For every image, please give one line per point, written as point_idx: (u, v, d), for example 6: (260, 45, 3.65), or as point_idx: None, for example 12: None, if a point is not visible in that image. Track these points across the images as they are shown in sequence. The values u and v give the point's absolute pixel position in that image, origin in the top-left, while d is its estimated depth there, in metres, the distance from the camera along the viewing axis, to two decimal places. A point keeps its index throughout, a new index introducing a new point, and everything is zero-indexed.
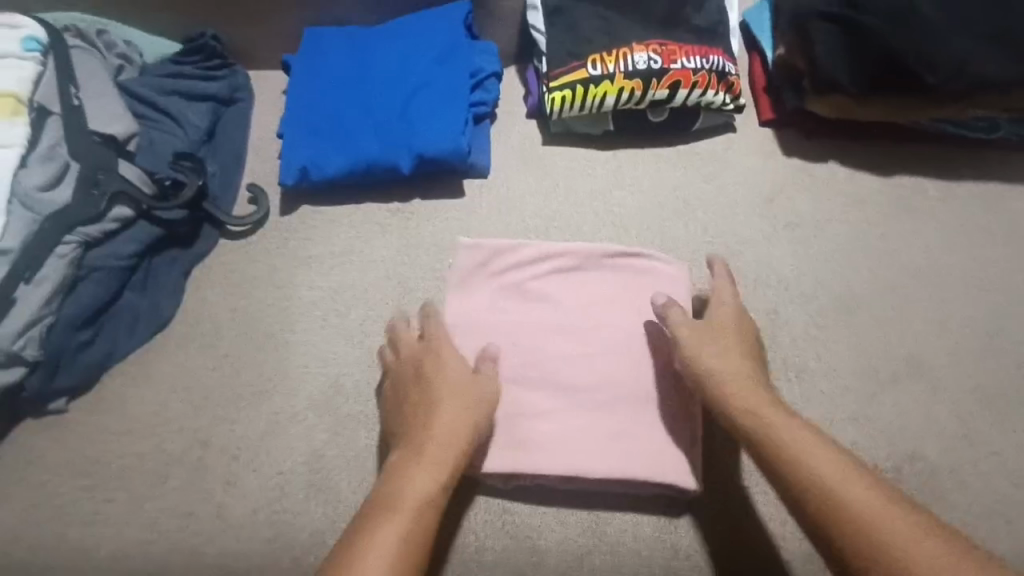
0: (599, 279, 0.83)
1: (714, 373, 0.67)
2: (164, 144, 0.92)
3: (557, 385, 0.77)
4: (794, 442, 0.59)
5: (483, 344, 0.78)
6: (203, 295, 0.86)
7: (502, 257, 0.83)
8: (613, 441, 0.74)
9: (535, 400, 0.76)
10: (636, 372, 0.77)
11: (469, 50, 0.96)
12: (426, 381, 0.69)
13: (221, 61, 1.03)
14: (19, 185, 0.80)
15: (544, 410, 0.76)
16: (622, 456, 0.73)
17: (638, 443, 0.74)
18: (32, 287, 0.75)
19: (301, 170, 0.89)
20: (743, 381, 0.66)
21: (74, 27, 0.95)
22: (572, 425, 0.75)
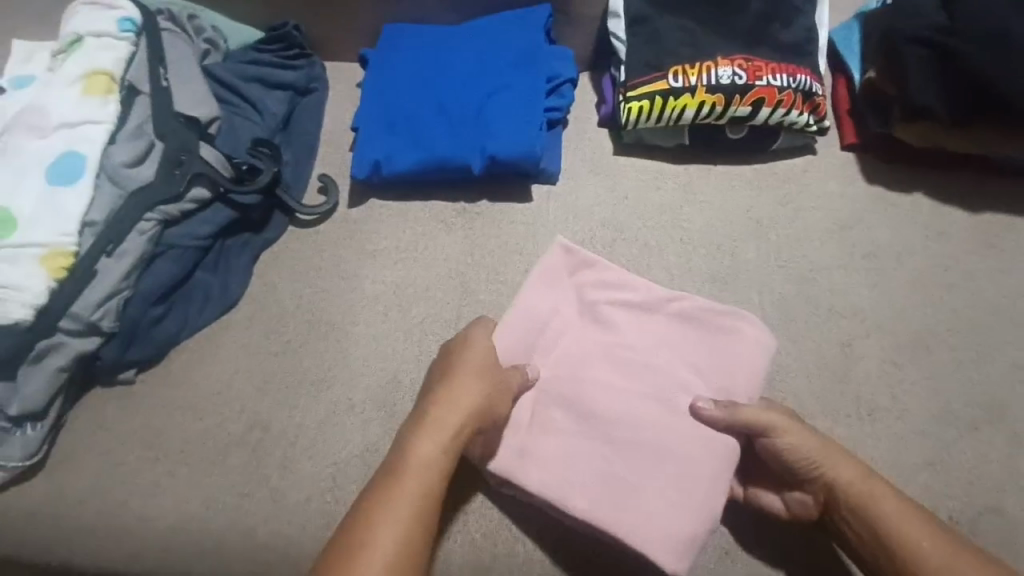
0: (681, 322, 0.79)
1: (832, 467, 0.67)
2: (243, 130, 0.95)
3: (599, 414, 0.74)
4: (872, 506, 0.64)
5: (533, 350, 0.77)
6: (270, 280, 0.88)
7: (590, 270, 0.82)
8: (622, 485, 0.71)
9: (568, 421, 0.75)
10: (684, 422, 0.73)
11: (547, 55, 0.95)
12: (444, 366, 0.72)
13: (299, 51, 1.06)
14: (106, 159, 0.82)
15: (573, 429, 0.74)
16: (627, 502, 0.70)
17: (648, 492, 0.70)
18: (113, 261, 0.78)
19: (373, 164, 0.90)
20: (856, 472, 0.67)
21: (166, 10, 0.97)
22: (593, 454, 0.73)
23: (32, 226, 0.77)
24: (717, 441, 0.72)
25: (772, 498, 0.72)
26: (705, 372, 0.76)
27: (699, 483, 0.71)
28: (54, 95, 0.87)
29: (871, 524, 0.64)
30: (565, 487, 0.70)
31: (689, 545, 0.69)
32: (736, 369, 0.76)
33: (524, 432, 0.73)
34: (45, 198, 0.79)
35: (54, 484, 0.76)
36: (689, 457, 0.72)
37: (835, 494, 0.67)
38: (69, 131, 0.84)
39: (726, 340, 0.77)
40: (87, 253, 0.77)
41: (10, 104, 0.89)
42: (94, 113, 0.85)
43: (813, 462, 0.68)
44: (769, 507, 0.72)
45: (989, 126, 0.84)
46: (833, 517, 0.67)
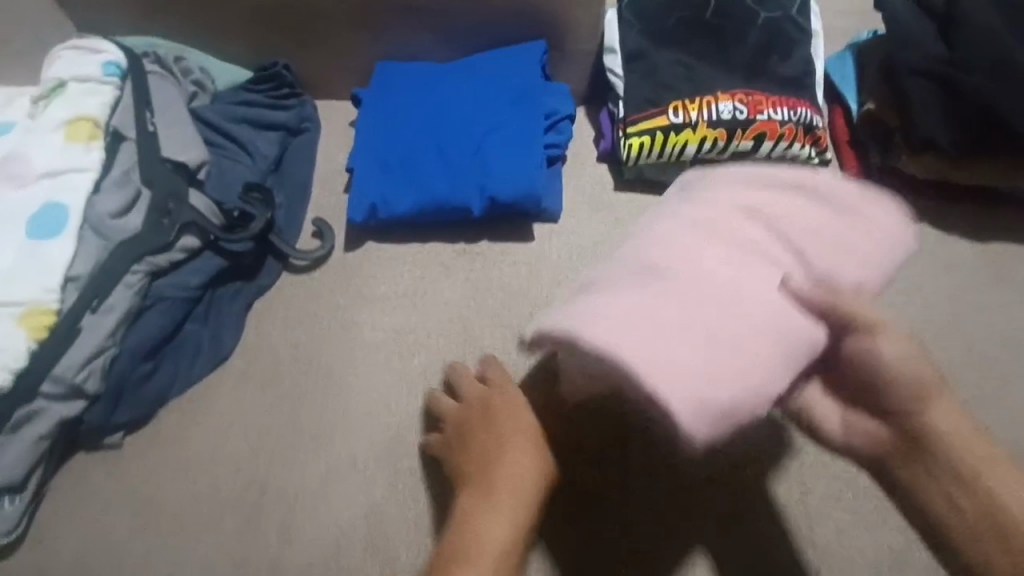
0: (833, 196, 0.58)
1: (935, 406, 0.55)
2: (234, 174, 0.92)
3: (676, 283, 0.53)
4: (973, 470, 0.53)
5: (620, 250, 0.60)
6: (264, 329, 0.84)
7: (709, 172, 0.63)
8: (669, 353, 0.49)
9: (640, 288, 0.54)
10: (773, 292, 0.54)
11: (544, 93, 0.94)
12: (479, 428, 0.67)
13: (290, 90, 1.04)
14: (91, 209, 0.79)
15: (634, 290, 0.54)
16: (668, 363, 0.49)
17: (695, 363, 0.50)
18: (98, 316, 0.75)
19: (370, 207, 0.87)
20: (968, 434, 0.54)
21: (153, 53, 0.95)
22: (655, 316, 0.51)
23: (12, 284, 0.74)
24: (808, 324, 0.53)
25: (842, 415, 0.60)
26: (837, 255, 0.57)
27: (761, 369, 0.51)
28: (35, 143, 0.84)
29: (976, 493, 0.53)
30: (611, 335, 0.50)
31: (719, 422, 0.49)
32: (857, 254, 0.57)
33: (575, 307, 0.55)
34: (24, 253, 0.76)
35: (35, 558, 0.72)
36: (762, 319, 0.52)
37: (927, 454, 0.55)
38: (49, 180, 0.81)
39: (860, 229, 0.58)
40: (70, 311, 0.73)
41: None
42: (79, 161, 0.82)
43: (908, 410, 0.55)
44: (826, 430, 0.60)
45: (988, 159, 0.84)
46: (917, 464, 0.55)
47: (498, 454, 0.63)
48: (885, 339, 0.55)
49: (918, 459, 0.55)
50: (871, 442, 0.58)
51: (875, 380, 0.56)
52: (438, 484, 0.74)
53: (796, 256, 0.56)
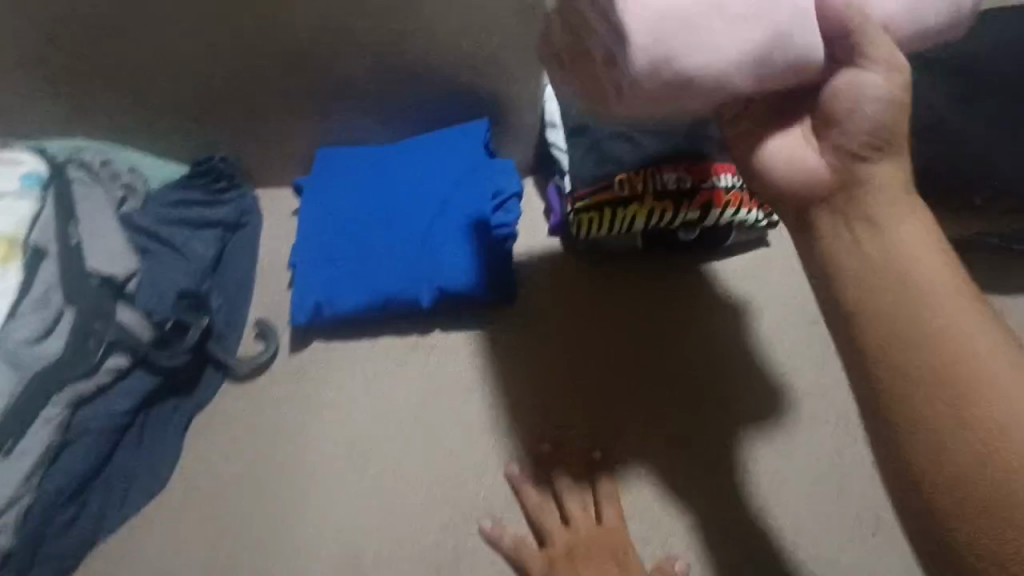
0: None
1: (902, 267, 0.49)
2: (166, 278, 0.84)
3: None
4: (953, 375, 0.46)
5: None
6: (203, 450, 0.79)
7: None
8: None
9: None
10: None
11: (488, 172, 0.92)
12: (594, 561, 0.68)
13: (228, 183, 1.00)
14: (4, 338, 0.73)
15: None
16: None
17: (689, 1, 0.50)
18: (12, 461, 0.69)
19: (314, 307, 0.83)
20: (955, 318, 0.47)
21: (77, 158, 0.91)
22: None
23: None
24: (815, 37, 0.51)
25: (807, 151, 0.54)
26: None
27: (768, 53, 0.51)
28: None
29: (945, 373, 0.46)
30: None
31: (672, 78, 0.51)
32: None
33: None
34: None
35: None
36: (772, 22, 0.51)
37: (904, 301, 0.48)
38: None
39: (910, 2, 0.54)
40: None
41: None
42: None
43: (884, 260, 0.49)
44: (770, 168, 0.56)
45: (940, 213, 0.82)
46: (848, 216, 0.51)
47: None
48: (877, 45, 0.51)
49: (853, 211, 0.51)
50: (840, 169, 0.52)
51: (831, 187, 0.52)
52: None
53: None
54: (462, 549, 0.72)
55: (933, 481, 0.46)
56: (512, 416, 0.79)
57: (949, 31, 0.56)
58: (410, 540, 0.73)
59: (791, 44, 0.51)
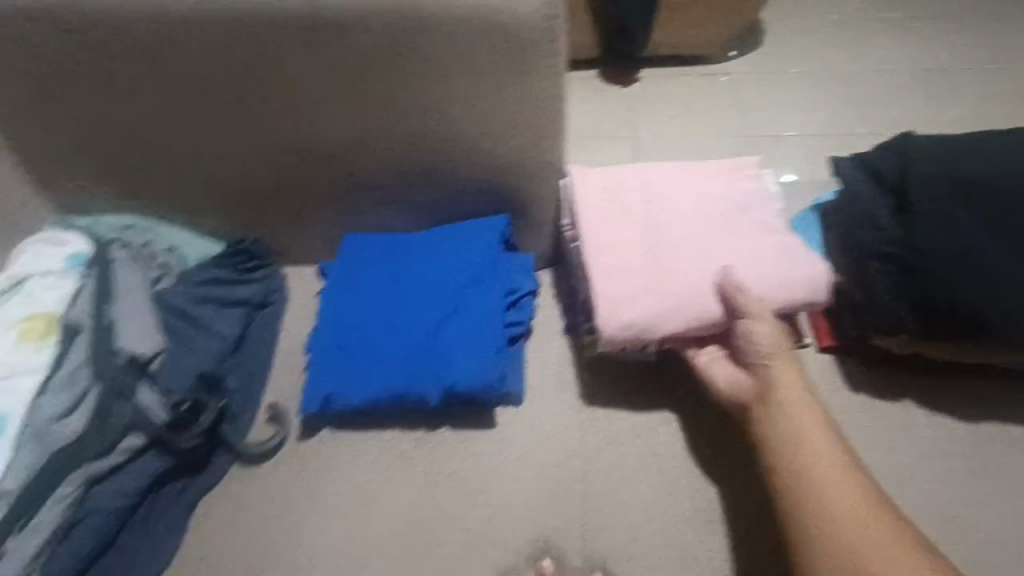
0: (768, 261, 0.83)
1: (785, 414, 0.74)
2: (187, 360, 0.88)
3: (632, 263, 0.83)
4: (815, 478, 0.69)
5: (622, 184, 0.90)
6: (205, 536, 0.79)
7: (707, 171, 0.91)
8: (622, 269, 0.82)
9: (619, 221, 0.86)
10: (702, 283, 0.81)
11: (506, 269, 0.93)
12: None
13: (259, 263, 1.05)
14: (25, 414, 0.78)
15: (616, 222, 0.86)
16: (620, 280, 0.82)
17: (631, 285, 0.81)
18: (25, 536, 0.71)
19: (324, 399, 0.85)
20: (826, 449, 0.71)
21: (124, 239, 0.98)
22: (624, 282, 0.82)
23: None
24: (708, 313, 0.80)
25: (725, 369, 0.82)
26: (756, 272, 0.82)
27: (681, 312, 0.80)
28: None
29: (826, 521, 0.67)
30: (601, 278, 0.82)
31: (634, 334, 0.80)
32: (781, 268, 0.82)
33: (598, 208, 0.87)
34: None
35: None
36: (684, 299, 0.80)
37: (798, 464, 0.71)
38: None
39: (783, 281, 0.81)
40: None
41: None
42: (25, 364, 0.82)
43: (776, 406, 0.75)
44: (712, 375, 0.82)
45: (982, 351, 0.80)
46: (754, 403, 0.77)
47: None
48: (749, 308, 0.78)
49: (775, 400, 0.75)
50: (734, 383, 0.80)
51: (741, 380, 0.80)
52: None
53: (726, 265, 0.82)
54: None
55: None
56: (509, 526, 0.77)
57: (817, 294, 0.82)
58: None
59: (695, 313, 0.80)
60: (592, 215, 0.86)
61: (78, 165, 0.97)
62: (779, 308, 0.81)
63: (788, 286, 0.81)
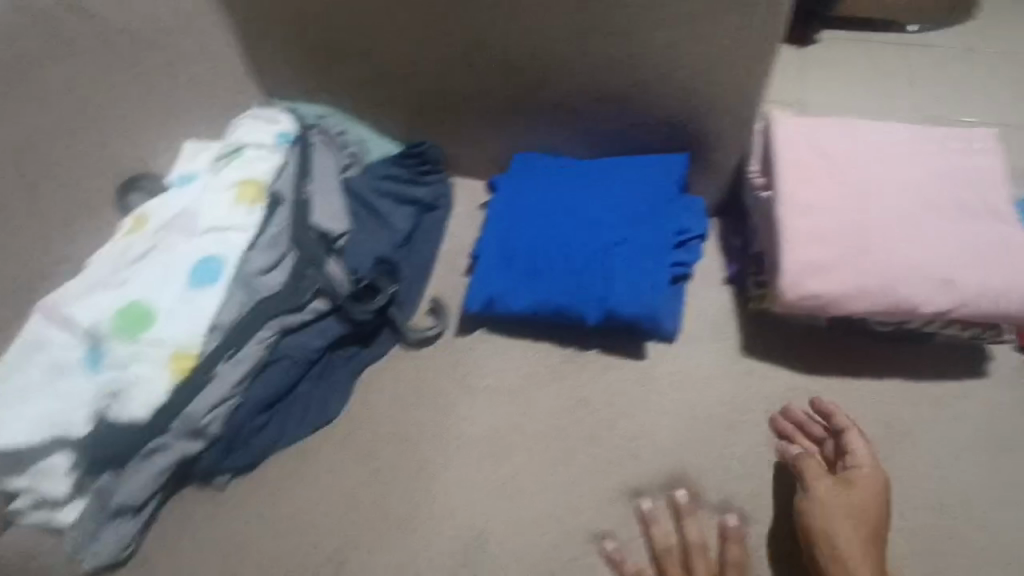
0: (999, 263, 0.76)
1: (815, 475, 0.72)
2: (368, 244, 0.96)
3: (834, 229, 0.78)
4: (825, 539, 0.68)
5: (834, 143, 0.84)
6: (368, 403, 0.88)
7: (933, 148, 0.83)
8: (822, 233, 0.78)
9: (825, 181, 0.81)
10: (906, 267, 0.76)
11: (679, 208, 0.92)
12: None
13: (431, 168, 1.07)
14: (238, 266, 0.89)
15: (822, 182, 0.81)
16: (816, 244, 0.77)
17: (828, 252, 0.77)
18: (232, 365, 0.83)
19: (486, 300, 0.89)
20: (847, 514, 0.69)
21: (321, 127, 1.06)
22: (820, 248, 0.77)
23: (165, 325, 0.83)
24: (905, 299, 0.76)
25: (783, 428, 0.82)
26: (968, 269, 0.76)
27: (875, 292, 0.76)
28: (210, 198, 0.94)
29: None
30: (797, 236, 0.78)
31: (817, 303, 0.77)
32: (999, 270, 0.76)
33: (805, 165, 0.82)
34: (179, 298, 0.85)
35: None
36: (882, 280, 0.76)
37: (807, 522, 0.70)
38: (207, 232, 0.91)
39: (998, 285, 0.75)
40: (209, 355, 0.82)
41: (172, 198, 0.95)
42: (239, 221, 0.92)
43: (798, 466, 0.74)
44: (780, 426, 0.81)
45: None
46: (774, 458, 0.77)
47: None
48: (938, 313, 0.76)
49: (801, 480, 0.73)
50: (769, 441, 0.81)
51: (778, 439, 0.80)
52: None
53: (936, 255, 0.77)
54: (578, 565, 0.74)
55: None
56: (650, 455, 0.79)
57: None
58: (531, 541, 0.75)
59: (890, 297, 0.76)
60: (792, 162, 0.82)
61: (282, 50, 1.02)
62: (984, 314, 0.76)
63: (1002, 291, 0.75)
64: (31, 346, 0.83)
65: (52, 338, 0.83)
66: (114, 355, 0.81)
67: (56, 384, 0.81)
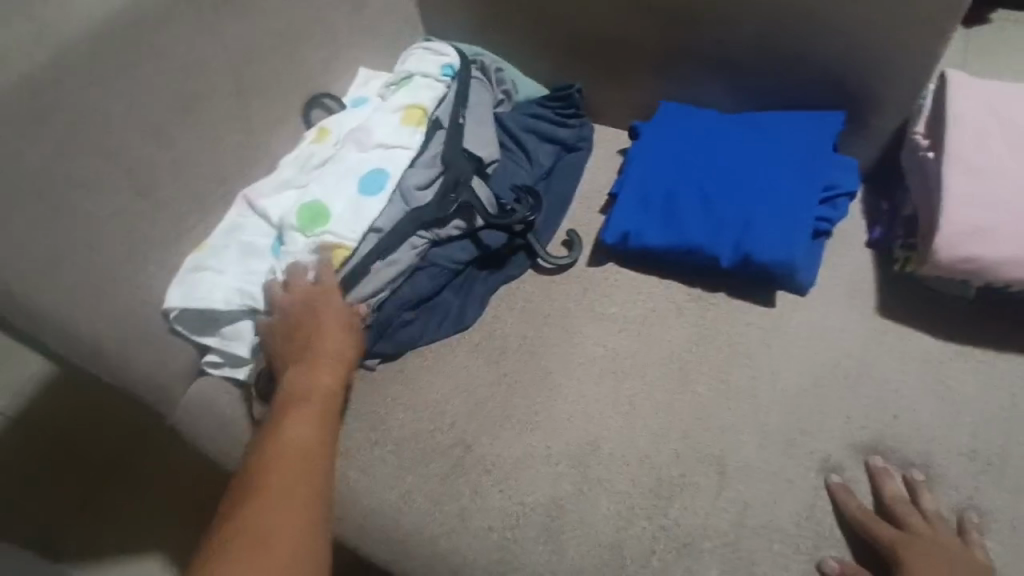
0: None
1: (923, 561, 0.67)
2: (513, 175, 1.05)
3: (999, 196, 0.77)
4: None
5: (1009, 109, 0.82)
6: (501, 315, 0.96)
7: None
8: (986, 199, 0.77)
9: (995, 148, 0.80)
10: None
11: (828, 166, 0.92)
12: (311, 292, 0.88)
13: (575, 111, 1.12)
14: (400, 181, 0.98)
15: (991, 148, 0.80)
16: (979, 210, 0.77)
17: (990, 218, 0.77)
18: (387, 265, 0.94)
19: (623, 235, 0.93)
20: None
21: (479, 63, 1.13)
22: (983, 213, 0.77)
23: (336, 223, 0.93)
24: None
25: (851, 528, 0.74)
26: None
27: None
28: (379, 119, 1.03)
29: None
30: (958, 201, 0.78)
31: (967, 267, 0.77)
32: None
33: (974, 131, 0.81)
34: (350, 202, 0.96)
35: None
36: None
37: None
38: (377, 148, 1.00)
39: None
40: (370, 253, 0.93)
41: (347, 118, 1.05)
42: (404, 140, 1.01)
43: (902, 556, 0.67)
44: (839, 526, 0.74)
45: None
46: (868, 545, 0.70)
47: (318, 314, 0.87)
48: None
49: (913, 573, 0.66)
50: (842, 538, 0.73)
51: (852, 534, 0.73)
52: (618, 503, 0.77)
53: None
54: (686, 483, 0.77)
55: (257, 520, 0.65)
56: (770, 395, 0.81)
57: None
58: (642, 454, 0.79)
59: None
60: (963, 125, 0.81)
61: None
62: None
63: None
64: (229, 230, 0.96)
65: (246, 226, 0.96)
66: (295, 244, 0.93)
67: (247, 265, 0.94)
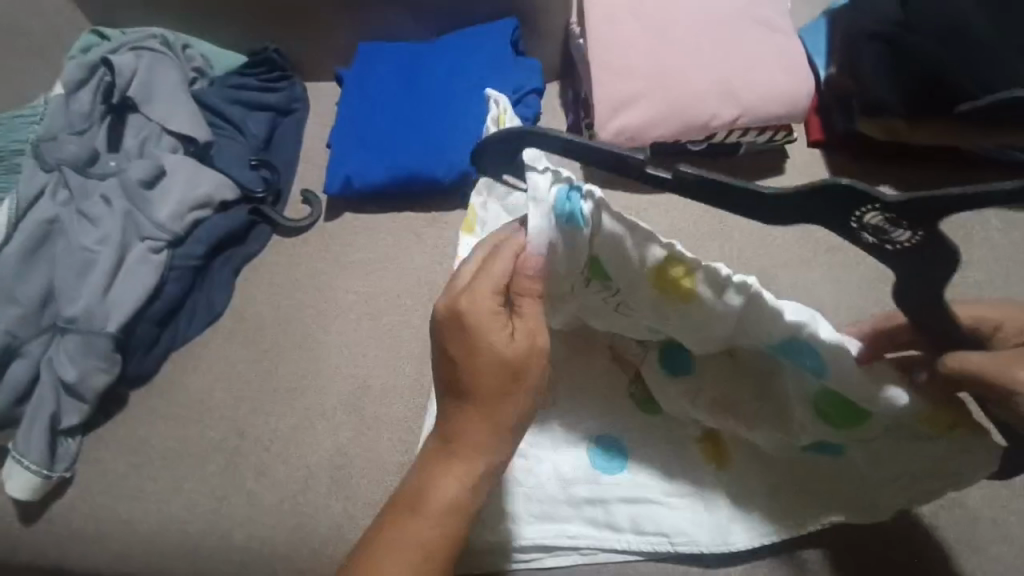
0: (773, 72, 0.92)
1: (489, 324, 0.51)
2: (230, 151, 0.99)
3: (628, 67, 0.93)
4: None
5: None
6: (248, 294, 0.91)
7: None
8: (622, 72, 0.92)
9: (620, 27, 0.95)
10: (693, 88, 0.92)
11: (515, 68, 0.96)
12: (457, 345, 0.51)
13: (280, 74, 1.05)
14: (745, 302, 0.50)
15: (618, 26, 0.95)
16: (616, 81, 0.92)
17: (626, 86, 0.92)
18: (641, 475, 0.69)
19: (344, 179, 0.93)
20: None
21: (161, 36, 1.03)
22: (620, 85, 0.92)
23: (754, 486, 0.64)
24: (695, 114, 0.91)
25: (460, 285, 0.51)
26: (744, 79, 0.92)
27: (671, 112, 0.92)
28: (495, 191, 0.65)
29: None
30: (600, 81, 0.93)
31: (625, 130, 0.92)
32: (765, 77, 0.92)
33: (601, 18, 0.95)
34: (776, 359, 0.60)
35: None
36: (675, 100, 0.91)
37: None
38: None
39: (766, 88, 0.91)
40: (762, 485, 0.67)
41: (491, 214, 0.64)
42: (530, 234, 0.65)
43: (481, 318, 0.51)
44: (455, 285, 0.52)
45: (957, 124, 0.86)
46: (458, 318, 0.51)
47: (485, 378, 0.51)
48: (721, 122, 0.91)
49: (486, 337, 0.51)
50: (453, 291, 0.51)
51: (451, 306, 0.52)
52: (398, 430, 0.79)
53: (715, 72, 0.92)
54: None
55: None
56: None
57: (794, 105, 0.91)
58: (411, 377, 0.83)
59: (685, 114, 0.91)
60: (596, 13, 0.95)
61: None
62: (759, 113, 0.91)
63: (770, 92, 0.91)
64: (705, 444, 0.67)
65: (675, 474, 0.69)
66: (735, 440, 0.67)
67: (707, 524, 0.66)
